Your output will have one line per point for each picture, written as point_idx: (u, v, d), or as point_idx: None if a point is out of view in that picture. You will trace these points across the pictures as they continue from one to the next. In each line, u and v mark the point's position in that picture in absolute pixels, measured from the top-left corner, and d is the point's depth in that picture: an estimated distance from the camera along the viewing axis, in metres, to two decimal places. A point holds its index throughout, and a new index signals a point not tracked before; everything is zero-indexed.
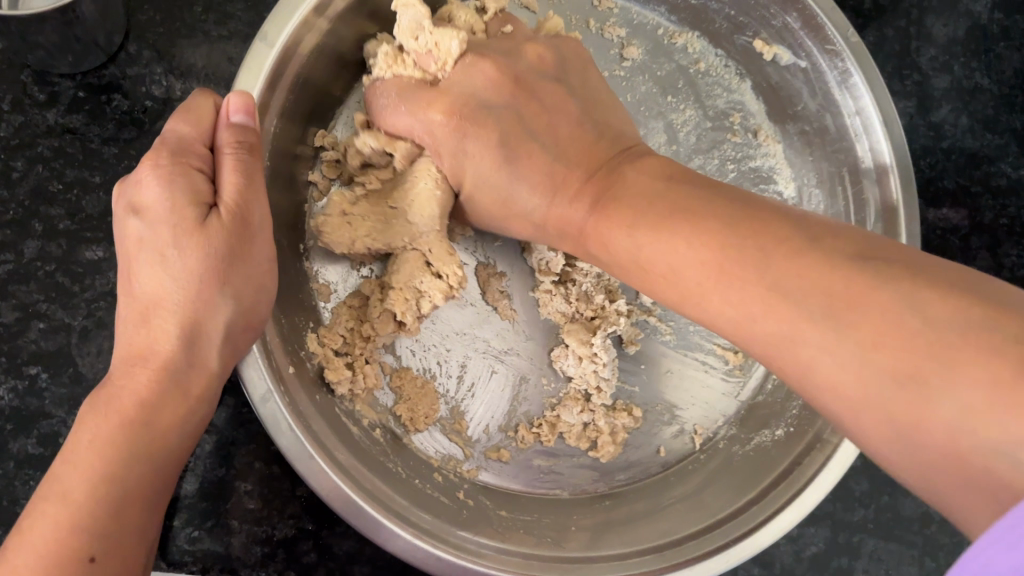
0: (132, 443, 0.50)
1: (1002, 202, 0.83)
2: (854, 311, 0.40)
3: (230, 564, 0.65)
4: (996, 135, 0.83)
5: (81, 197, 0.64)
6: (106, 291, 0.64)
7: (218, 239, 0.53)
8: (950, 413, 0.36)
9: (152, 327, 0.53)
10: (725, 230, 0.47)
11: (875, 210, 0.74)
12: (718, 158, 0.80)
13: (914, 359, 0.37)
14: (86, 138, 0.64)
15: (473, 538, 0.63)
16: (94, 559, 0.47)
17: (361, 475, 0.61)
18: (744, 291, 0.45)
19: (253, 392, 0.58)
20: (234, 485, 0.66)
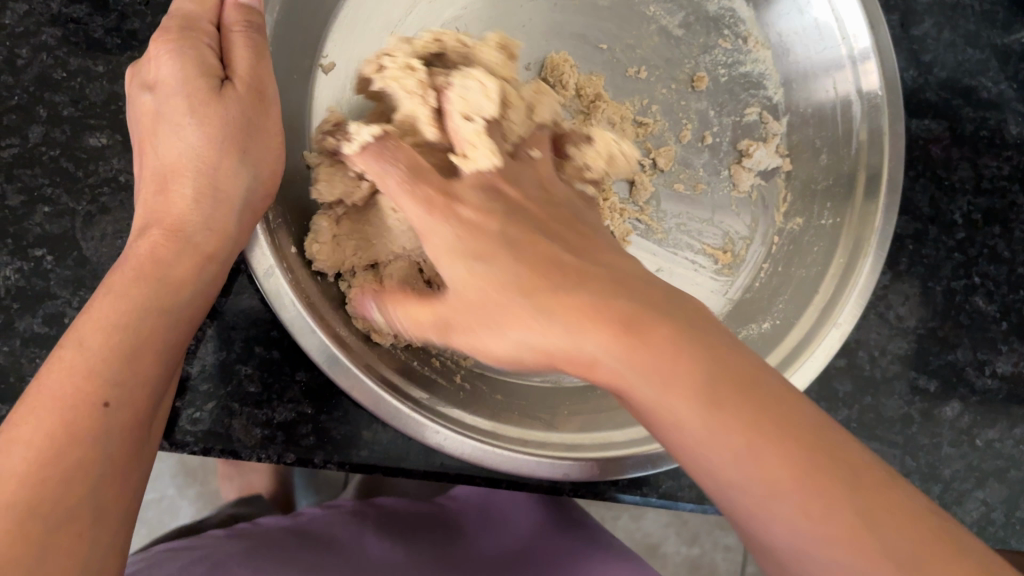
0: (144, 307, 0.51)
1: (982, 115, 0.85)
2: (823, 462, 0.41)
3: (231, 446, 0.67)
4: (977, 50, 0.85)
5: (85, 86, 0.66)
6: (110, 177, 0.65)
7: (233, 106, 0.57)
8: (795, 529, 0.40)
9: (170, 195, 0.56)
10: (683, 352, 0.44)
11: (858, 105, 0.76)
12: (708, 63, 0.80)
13: (750, 467, 0.41)
14: (89, 28, 0.66)
15: (469, 419, 0.65)
16: (109, 405, 0.47)
17: (359, 353, 0.63)
18: (704, 430, 0.42)
19: (257, 268, 0.60)
20: (236, 370, 0.68)
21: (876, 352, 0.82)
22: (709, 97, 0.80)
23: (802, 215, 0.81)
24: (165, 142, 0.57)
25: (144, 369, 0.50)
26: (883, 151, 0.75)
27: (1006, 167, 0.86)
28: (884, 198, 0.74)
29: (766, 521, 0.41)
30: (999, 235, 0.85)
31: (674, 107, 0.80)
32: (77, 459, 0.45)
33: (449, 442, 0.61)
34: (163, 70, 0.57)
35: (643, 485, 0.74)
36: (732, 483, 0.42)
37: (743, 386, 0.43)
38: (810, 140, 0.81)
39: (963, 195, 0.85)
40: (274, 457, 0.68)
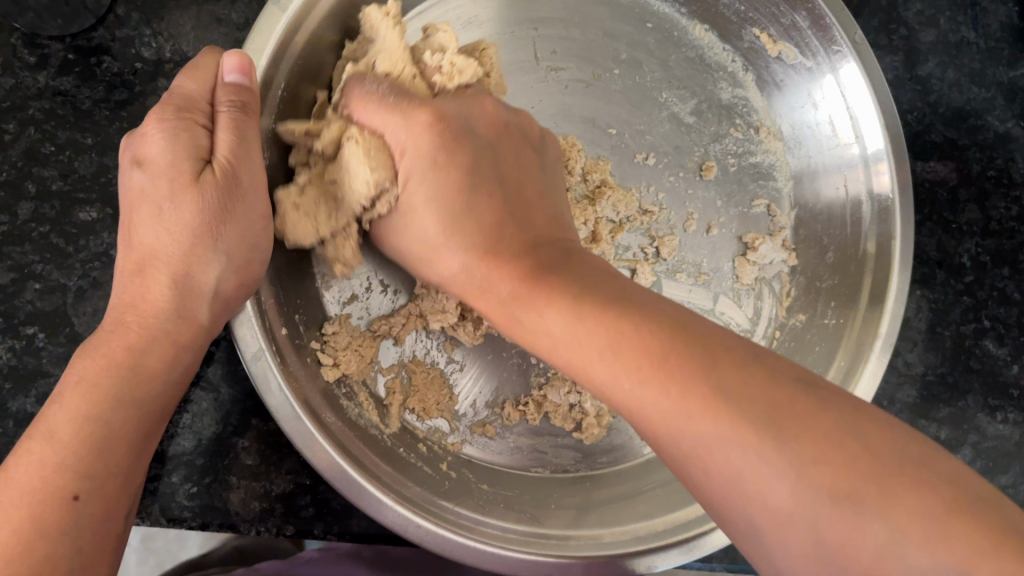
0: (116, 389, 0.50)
1: (990, 154, 0.84)
2: (759, 405, 0.40)
3: (230, 521, 0.66)
4: (983, 88, 0.84)
5: (74, 159, 0.65)
6: (101, 251, 0.65)
7: (215, 196, 0.53)
8: (754, 464, 0.39)
9: (146, 280, 0.54)
10: (665, 345, 0.43)
11: (869, 212, 0.76)
12: (718, 151, 0.78)
13: (685, 396, 0.41)
14: (77, 100, 0.65)
15: (451, 511, 0.63)
16: (78, 497, 0.47)
17: (346, 442, 0.61)
18: (688, 417, 0.41)
19: (245, 350, 0.57)
20: (232, 443, 0.67)
21: (884, 401, 0.81)
22: (717, 190, 0.78)
23: (804, 312, 0.80)
24: (144, 222, 0.53)
25: (119, 456, 0.50)
26: (891, 254, 0.74)
27: (1014, 207, 0.84)
28: (893, 295, 0.73)
29: (720, 460, 0.41)
30: (1008, 278, 0.83)
31: (681, 194, 0.77)
32: (43, 558, 0.44)
33: (429, 537, 0.59)
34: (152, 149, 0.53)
35: None
36: (672, 431, 0.42)
37: (732, 376, 0.41)
38: (818, 237, 0.80)
39: (971, 237, 0.83)
40: (273, 530, 0.67)
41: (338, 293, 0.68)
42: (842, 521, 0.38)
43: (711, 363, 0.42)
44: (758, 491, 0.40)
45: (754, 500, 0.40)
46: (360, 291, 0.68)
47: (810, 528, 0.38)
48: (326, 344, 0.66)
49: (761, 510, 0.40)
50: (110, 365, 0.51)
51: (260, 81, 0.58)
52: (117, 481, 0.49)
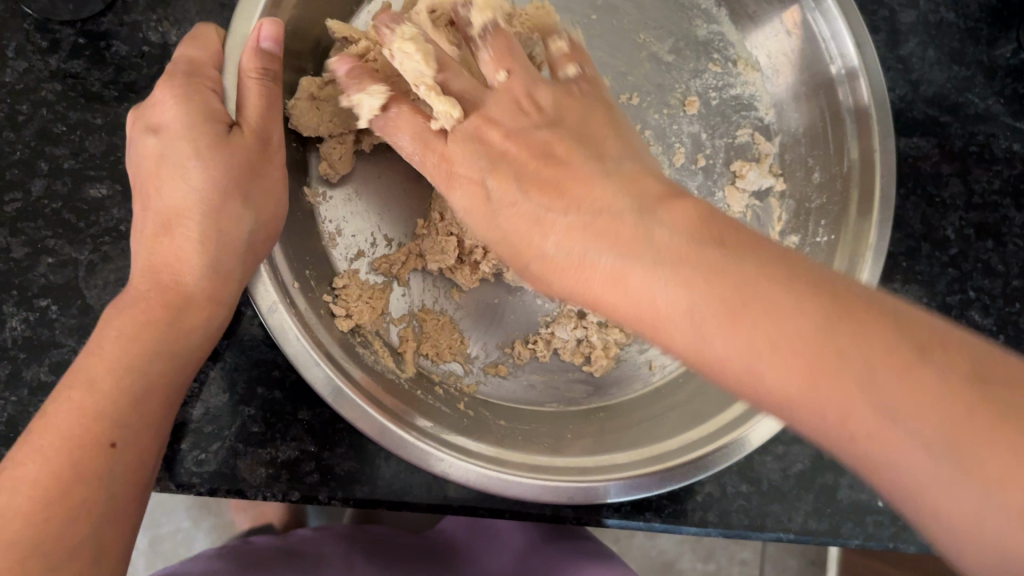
0: (148, 344, 0.55)
1: (971, 131, 0.86)
2: (853, 355, 0.40)
3: (238, 486, 0.68)
4: (963, 67, 0.86)
5: (84, 138, 0.67)
6: (112, 226, 0.67)
7: (240, 152, 0.59)
8: (812, 394, 0.41)
9: (174, 235, 0.58)
10: (713, 274, 0.45)
11: (850, 123, 0.75)
12: (699, 86, 0.82)
13: (735, 318, 0.43)
14: (87, 82, 0.68)
15: (474, 445, 0.67)
16: (116, 445, 0.51)
17: (365, 384, 0.65)
18: (729, 336, 0.43)
19: (261, 303, 0.63)
20: (238, 411, 0.69)
21: None
22: (701, 120, 0.83)
23: (797, 234, 0.81)
24: (169, 182, 0.58)
25: (148, 404, 0.54)
26: (874, 171, 0.73)
27: (996, 181, 0.86)
28: (876, 211, 0.72)
29: (768, 382, 0.42)
30: (993, 250, 0.85)
31: (665, 134, 0.82)
32: (81, 499, 0.48)
33: (454, 470, 0.63)
34: (169, 113, 0.58)
35: (646, 510, 0.76)
36: (752, 381, 0.43)
37: (777, 287, 0.44)
38: (805, 162, 0.81)
39: (954, 211, 0.85)
40: (279, 495, 0.69)
41: (346, 250, 0.74)
42: (875, 434, 0.40)
43: (803, 317, 0.42)
44: (865, 456, 0.41)
45: (803, 420, 0.42)
46: (367, 248, 0.75)
47: (863, 450, 0.41)
48: (339, 298, 0.71)
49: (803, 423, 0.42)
50: (144, 321, 0.55)
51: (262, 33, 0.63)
52: (147, 427, 0.54)
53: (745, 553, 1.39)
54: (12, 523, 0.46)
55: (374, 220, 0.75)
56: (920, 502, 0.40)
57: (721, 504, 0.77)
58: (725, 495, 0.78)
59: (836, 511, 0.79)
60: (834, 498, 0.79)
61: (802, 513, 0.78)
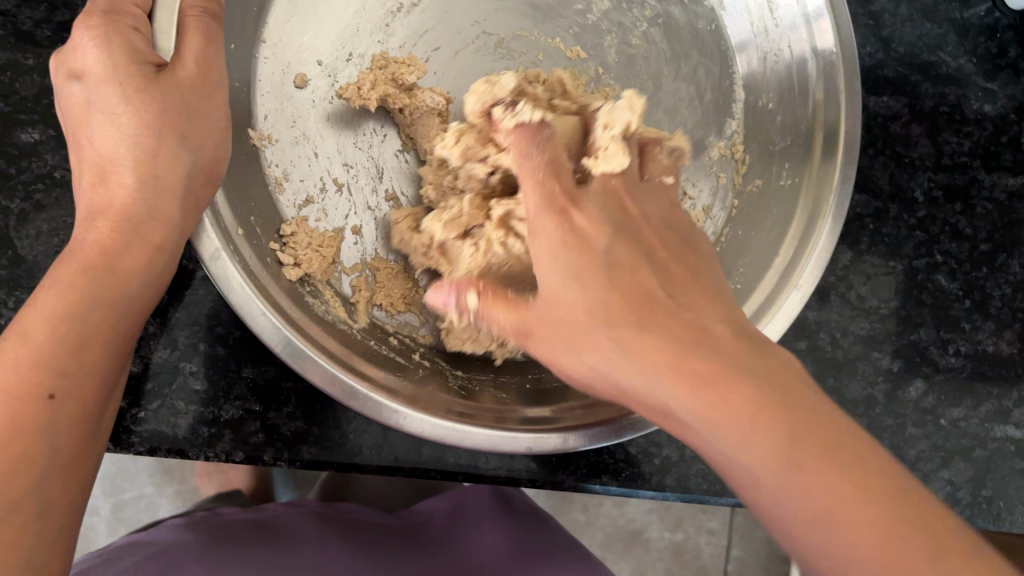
0: (88, 293, 0.52)
1: (941, 91, 0.84)
2: (807, 442, 0.41)
3: (179, 446, 0.65)
4: (935, 24, 0.84)
5: (15, 80, 0.64)
6: (44, 173, 0.64)
7: (172, 93, 0.57)
8: (792, 500, 0.40)
9: (110, 183, 0.56)
10: (722, 370, 0.44)
11: (814, 71, 0.73)
12: (649, 13, 0.78)
13: (749, 439, 0.42)
14: (18, 20, 0.64)
15: (428, 398, 0.65)
16: (54, 397, 0.49)
17: (318, 335, 0.63)
18: (745, 458, 0.42)
19: (202, 250, 0.60)
20: (179, 368, 0.66)
21: (838, 333, 0.80)
22: (665, 61, 0.79)
23: (761, 177, 0.77)
24: (97, 128, 0.55)
25: (93, 353, 0.52)
26: (839, 103, 0.72)
27: (966, 142, 0.84)
28: (841, 148, 0.71)
29: (766, 503, 0.42)
30: (961, 212, 0.83)
31: (630, 69, 0.79)
32: (22, 453, 0.47)
33: (407, 422, 0.61)
34: (89, 57, 0.55)
35: (603, 473, 0.74)
36: (703, 439, 0.44)
37: (797, 411, 0.42)
38: (767, 107, 0.78)
39: (924, 171, 0.83)
40: (223, 456, 0.66)
41: (293, 197, 0.71)
42: (859, 567, 0.38)
43: (773, 416, 0.42)
44: (747, 482, 0.43)
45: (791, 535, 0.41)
46: (316, 193, 0.72)
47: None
48: (285, 247, 0.68)
49: (796, 541, 0.41)
50: (81, 269, 0.53)
51: None
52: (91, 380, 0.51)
53: (713, 524, 1.38)
54: None
55: (322, 164, 0.72)
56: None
57: (680, 469, 0.75)
58: (684, 460, 0.75)
59: None
60: None
61: None
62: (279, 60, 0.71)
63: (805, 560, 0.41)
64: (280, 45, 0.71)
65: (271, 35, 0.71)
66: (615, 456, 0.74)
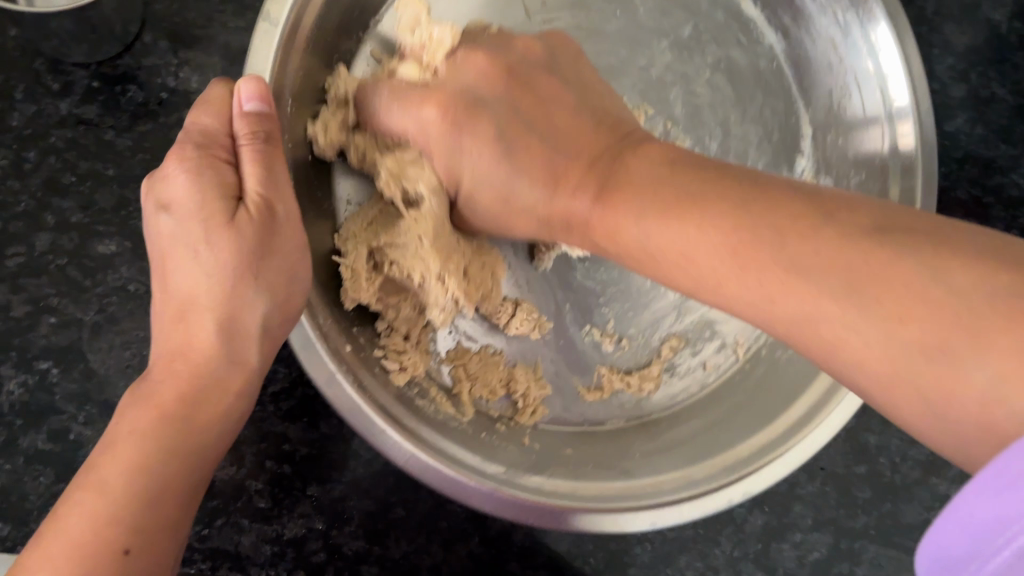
0: (163, 447, 0.50)
1: (1014, 213, 0.82)
2: (825, 248, 0.42)
3: (241, 564, 0.65)
4: (1010, 146, 0.83)
5: (94, 190, 0.63)
6: (119, 286, 0.63)
7: (246, 234, 0.54)
8: (796, 301, 0.43)
9: (189, 323, 0.54)
10: (716, 212, 0.48)
11: (893, 172, 0.72)
12: (722, 101, 0.78)
13: (767, 264, 0.44)
14: (100, 129, 0.63)
15: (538, 481, 0.64)
16: (128, 553, 0.46)
17: (429, 436, 0.63)
18: (750, 284, 0.45)
19: (318, 375, 0.59)
20: (244, 485, 0.65)
21: (897, 458, 0.78)
22: (731, 105, 0.78)
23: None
24: (180, 264, 0.53)
25: (166, 508, 0.49)
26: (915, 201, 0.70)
27: None
28: None
29: (811, 331, 0.43)
30: None
31: (695, 119, 0.77)
32: None
33: (527, 517, 0.61)
34: (176, 192, 0.52)
35: None
36: (725, 287, 0.47)
37: (754, 219, 0.46)
38: (838, 150, 0.77)
39: None
40: (284, 574, 0.66)
41: None
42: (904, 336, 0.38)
43: (766, 242, 0.45)
44: (773, 311, 0.45)
45: (842, 356, 0.41)
46: None
47: (933, 381, 0.37)
48: (387, 351, 0.67)
49: (828, 346, 0.42)
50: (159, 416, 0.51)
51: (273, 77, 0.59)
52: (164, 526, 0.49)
53: None
54: None
55: None
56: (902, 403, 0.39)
57: None
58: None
59: None
60: None
61: None
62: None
63: (887, 408, 0.41)
64: None
65: None
66: None
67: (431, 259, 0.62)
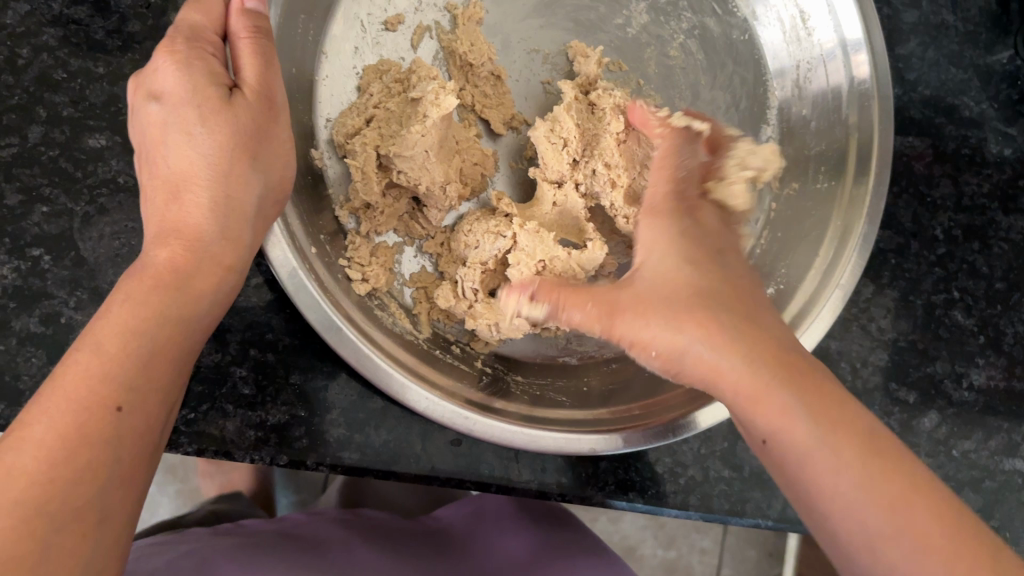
0: (158, 312, 0.52)
1: (964, 133, 0.87)
2: (873, 455, 0.46)
3: (226, 448, 0.67)
4: (960, 70, 0.87)
5: (85, 87, 0.66)
6: (109, 178, 0.66)
7: (244, 116, 0.58)
8: (833, 465, 0.46)
9: (182, 202, 0.56)
10: (796, 378, 0.50)
11: (849, 102, 0.77)
12: (687, 23, 0.81)
13: (812, 419, 0.48)
14: (90, 30, 0.66)
15: (496, 404, 0.68)
16: (121, 409, 0.47)
17: (390, 352, 0.67)
18: (787, 433, 0.48)
19: (280, 269, 0.62)
20: (229, 372, 0.68)
21: (857, 363, 0.83)
22: (703, 70, 0.82)
23: (798, 181, 0.81)
24: (172, 149, 0.56)
25: (157, 372, 0.50)
26: (873, 123, 0.75)
27: (986, 184, 0.87)
28: (874, 182, 0.74)
29: (813, 473, 0.47)
30: (979, 252, 0.86)
31: (669, 79, 0.81)
32: (89, 462, 0.44)
33: (477, 427, 0.64)
34: (171, 79, 0.56)
35: (630, 490, 0.76)
36: (742, 409, 0.51)
37: (820, 395, 0.49)
38: (802, 115, 0.81)
39: (944, 212, 0.86)
40: (267, 459, 0.68)
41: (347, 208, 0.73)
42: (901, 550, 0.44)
43: (847, 431, 0.47)
44: (776, 435, 0.49)
45: (832, 504, 0.47)
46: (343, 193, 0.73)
47: None
48: (352, 262, 0.71)
49: (819, 499, 0.47)
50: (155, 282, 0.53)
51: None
52: (156, 390, 0.50)
53: (704, 541, 1.40)
54: (18, 479, 0.42)
55: None
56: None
57: (703, 488, 0.77)
58: (707, 480, 0.78)
59: None
60: None
61: (781, 501, 0.79)
62: (337, 83, 0.74)
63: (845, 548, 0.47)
64: (344, 61, 0.74)
65: (334, 54, 0.74)
66: (642, 473, 0.76)
67: (436, 171, 0.70)
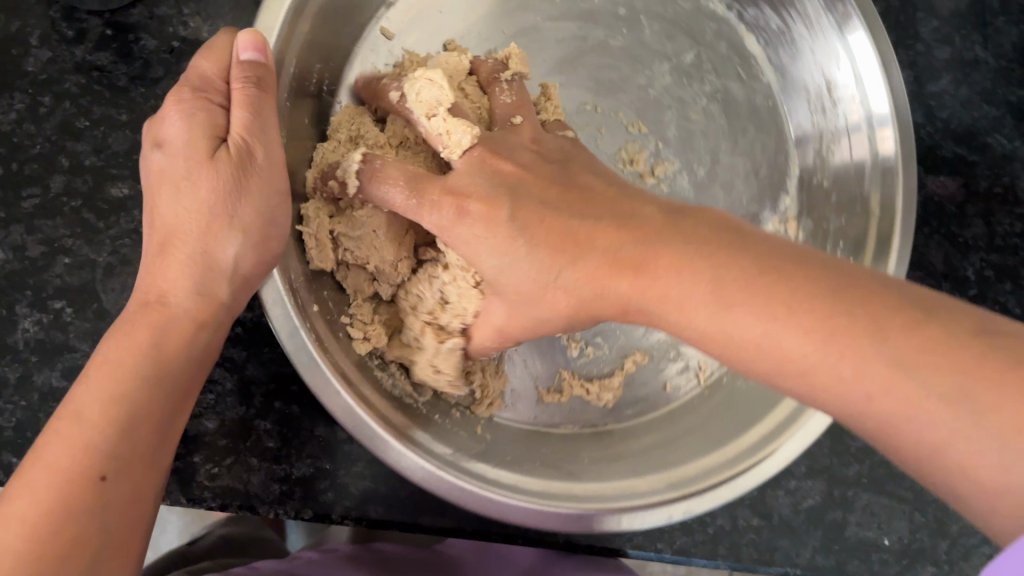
0: (145, 370, 0.50)
1: (997, 172, 0.86)
2: (867, 328, 0.42)
3: (250, 502, 0.66)
4: (993, 107, 0.86)
5: (108, 135, 0.65)
6: (131, 228, 0.64)
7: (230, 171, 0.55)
8: (847, 374, 0.42)
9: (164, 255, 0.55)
10: (767, 285, 0.46)
11: (871, 171, 0.74)
12: (708, 89, 0.79)
13: (805, 332, 0.44)
14: (114, 76, 0.65)
15: (500, 474, 0.64)
16: (106, 478, 0.46)
17: (394, 421, 0.63)
18: (790, 346, 0.44)
19: (281, 328, 0.59)
20: (253, 425, 0.67)
21: None
22: (724, 135, 0.79)
23: (818, 255, 0.79)
24: (163, 202, 0.55)
25: (145, 434, 0.49)
26: (895, 201, 0.72)
27: (1019, 224, 0.85)
28: (894, 252, 0.71)
29: (833, 390, 0.43)
30: (1011, 293, 0.85)
31: (688, 142, 0.78)
32: (73, 538, 0.44)
33: (477, 501, 0.60)
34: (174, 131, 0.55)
35: (658, 541, 0.75)
36: (742, 349, 0.47)
37: (802, 294, 0.45)
38: (823, 185, 0.79)
39: (976, 252, 0.85)
40: (292, 513, 0.67)
41: None
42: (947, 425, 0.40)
43: (839, 326, 0.43)
44: (782, 363, 0.45)
45: (875, 413, 0.42)
46: None
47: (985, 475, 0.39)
48: (354, 319, 0.66)
49: (866, 420, 0.43)
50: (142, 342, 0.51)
51: (273, 55, 0.61)
52: (142, 458, 0.49)
53: None
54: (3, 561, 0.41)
55: None
56: (949, 459, 0.41)
57: (732, 538, 0.76)
58: (736, 528, 0.77)
59: (843, 547, 0.78)
60: (840, 535, 0.78)
61: (810, 549, 0.77)
62: None
63: (910, 450, 0.42)
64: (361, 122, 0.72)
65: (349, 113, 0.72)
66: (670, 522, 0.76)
67: (387, 248, 0.63)
